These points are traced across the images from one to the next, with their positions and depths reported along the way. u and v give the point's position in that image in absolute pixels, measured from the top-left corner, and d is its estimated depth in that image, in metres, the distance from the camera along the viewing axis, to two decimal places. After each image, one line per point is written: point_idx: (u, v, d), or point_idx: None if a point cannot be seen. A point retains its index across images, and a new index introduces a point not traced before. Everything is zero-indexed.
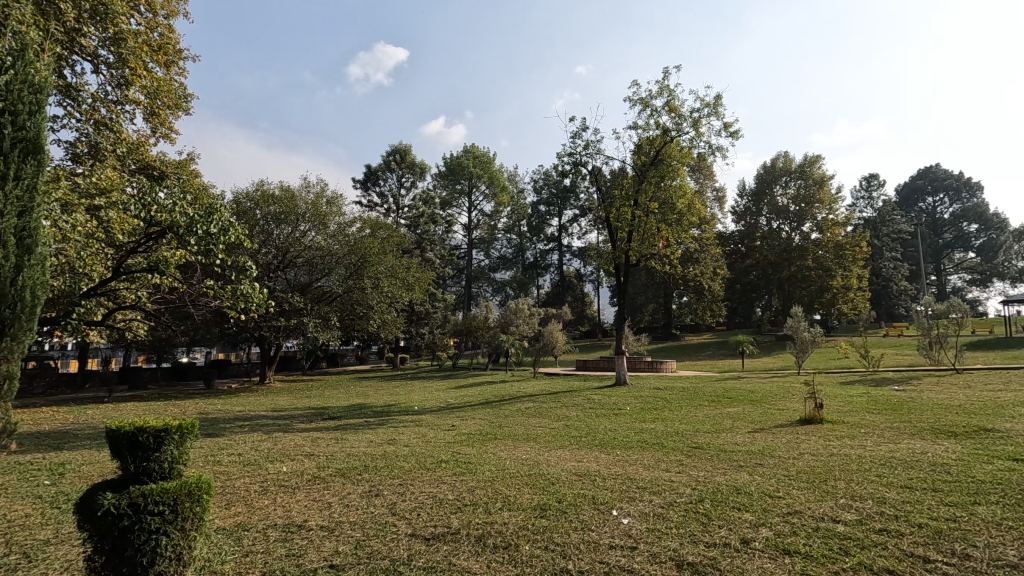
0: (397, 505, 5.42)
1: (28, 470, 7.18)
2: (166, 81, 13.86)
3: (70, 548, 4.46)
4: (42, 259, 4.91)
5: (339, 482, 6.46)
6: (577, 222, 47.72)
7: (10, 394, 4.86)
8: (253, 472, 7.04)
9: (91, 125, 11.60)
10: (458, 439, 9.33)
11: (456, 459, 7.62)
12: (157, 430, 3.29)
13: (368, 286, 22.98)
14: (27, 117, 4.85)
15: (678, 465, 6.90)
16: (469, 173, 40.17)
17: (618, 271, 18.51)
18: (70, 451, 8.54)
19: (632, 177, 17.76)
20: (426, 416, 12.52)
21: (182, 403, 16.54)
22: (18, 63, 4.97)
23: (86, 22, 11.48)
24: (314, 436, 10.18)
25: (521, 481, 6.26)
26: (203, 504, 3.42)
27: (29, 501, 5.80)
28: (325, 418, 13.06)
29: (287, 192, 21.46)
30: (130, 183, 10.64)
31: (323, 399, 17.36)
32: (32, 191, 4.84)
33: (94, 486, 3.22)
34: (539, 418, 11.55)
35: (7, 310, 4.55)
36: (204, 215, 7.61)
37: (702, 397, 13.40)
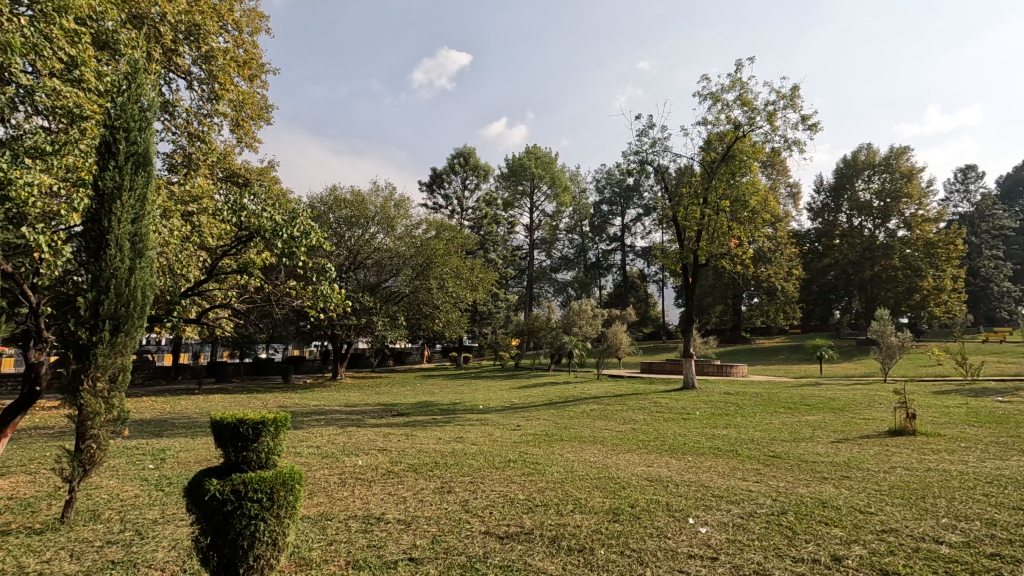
0: (470, 502, 5.51)
1: (134, 454, 7.88)
2: (249, 93, 14.77)
3: (176, 528, 4.85)
4: (151, 262, 5.35)
5: (411, 478, 6.64)
6: (641, 221, 46.64)
7: (124, 385, 5.18)
8: (332, 464, 7.39)
9: (185, 136, 12.58)
10: (526, 439, 9.35)
11: (524, 459, 7.66)
12: (255, 422, 3.52)
13: (433, 286, 23.49)
14: (139, 132, 5.34)
15: (755, 474, 6.62)
16: (531, 173, 40.21)
17: (686, 272, 17.98)
18: (169, 438, 9.29)
19: (701, 175, 17.25)
20: (492, 415, 12.67)
21: (264, 396, 17.63)
22: (131, 83, 5.44)
23: (182, 43, 12.44)
24: (384, 432, 10.50)
25: (591, 484, 6.20)
26: (296, 493, 3.58)
27: (137, 483, 6.36)
28: (393, 415, 13.42)
29: (358, 196, 22.46)
30: (219, 191, 11.45)
31: (391, 396, 17.93)
32: (143, 201, 5.32)
33: (200, 472, 3.48)
34: (605, 420, 11.41)
35: (123, 308, 5.02)
36: (289, 220, 8.04)
37: (777, 403, 12.80)
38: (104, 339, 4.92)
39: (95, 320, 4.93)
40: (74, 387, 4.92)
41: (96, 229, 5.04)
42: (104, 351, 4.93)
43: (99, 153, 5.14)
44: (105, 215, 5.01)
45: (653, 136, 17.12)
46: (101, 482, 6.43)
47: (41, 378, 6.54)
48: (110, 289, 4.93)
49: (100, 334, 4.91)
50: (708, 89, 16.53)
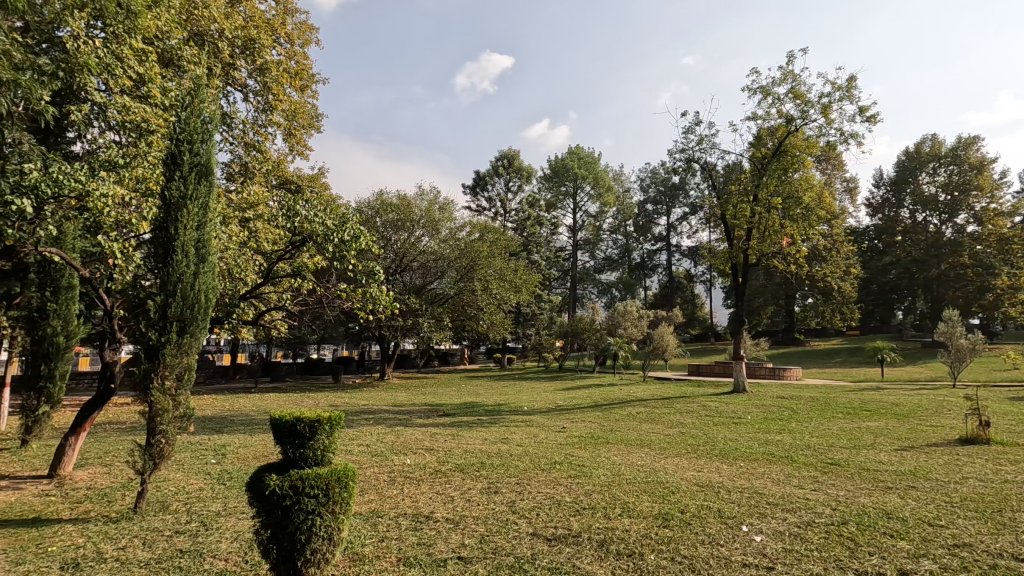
0: (517, 503, 5.53)
1: (197, 449, 8.31)
2: (300, 103, 15.32)
3: (237, 520, 5.08)
4: (213, 267, 5.64)
5: (458, 477, 6.73)
6: (687, 220, 45.58)
7: (188, 384, 5.46)
8: (381, 462, 7.58)
9: (242, 146, 13.17)
10: (571, 441, 9.30)
11: (570, 461, 7.62)
12: (312, 420, 3.65)
13: (478, 288, 23.68)
14: (202, 144, 5.63)
15: (812, 482, 6.35)
16: (574, 174, 39.99)
17: (736, 272, 17.47)
18: (229, 435, 9.74)
19: (750, 172, 16.71)
20: (537, 417, 12.66)
21: (316, 395, 18.22)
22: (193, 98, 5.74)
23: (238, 57, 13.05)
24: (431, 431, 10.65)
25: (639, 488, 6.11)
26: (350, 489, 3.68)
27: (201, 477, 6.70)
28: (440, 415, 13.62)
29: (403, 200, 22.93)
30: (273, 198, 11.93)
31: (437, 396, 18.18)
32: (206, 209, 5.61)
33: (260, 468, 3.63)
34: (652, 423, 11.22)
35: (188, 311, 5.33)
36: (339, 225, 8.30)
37: (835, 408, 12.25)
38: (172, 339, 5.23)
39: (163, 322, 5.25)
40: (145, 385, 5.25)
41: (164, 235, 5.35)
42: (172, 351, 5.24)
43: (166, 164, 5.45)
44: (171, 222, 5.32)
45: (700, 133, 16.72)
46: (169, 475, 6.81)
47: (114, 376, 6.92)
48: (177, 293, 5.24)
49: (168, 335, 5.23)
50: (758, 83, 16.00)
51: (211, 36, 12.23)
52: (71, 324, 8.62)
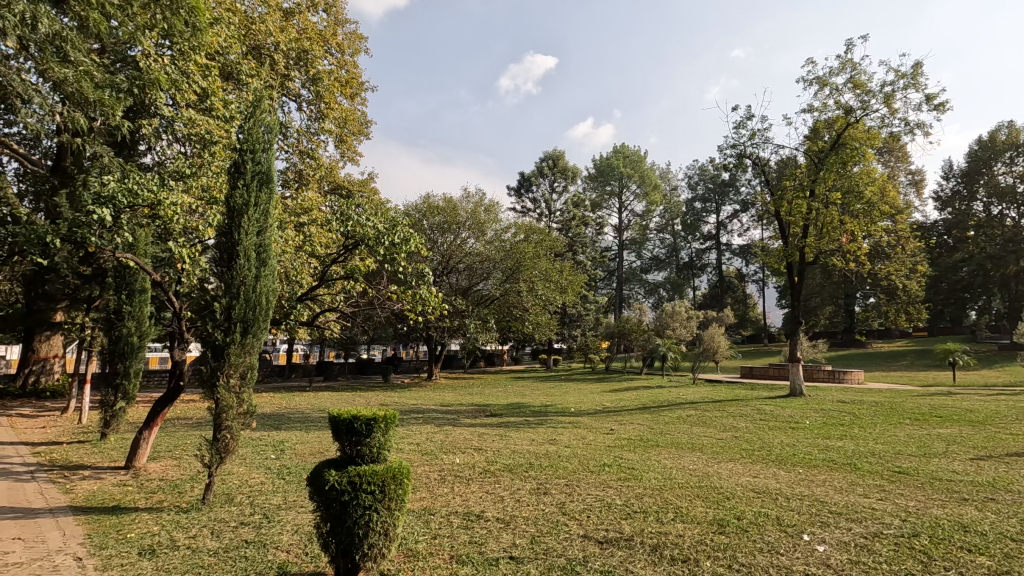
0: (567, 505, 5.51)
1: (258, 445, 8.69)
2: (351, 110, 15.79)
3: (297, 514, 5.29)
4: (274, 271, 5.89)
5: (507, 477, 6.77)
6: (738, 218, 44.15)
7: (251, 382, 5.70)
8: (432, 461, 7.70)
9: (296, 154, 13.69)
10: (620, 443, 9.19)
11: (619, 464, 7.52)
12: (368, 418, 3.76)
13: (523, 289, 23.74)
14: (263, 153, 5.89)
15: (879, 491, 6.03)
16: (619, 173, 39.50)
17: (791, 271, 16.82)
18: (286, 431, 10.13)
19: (806, 166, 16.04)
20: (584, 418, 12.57)
21: (367, 394, 18.69)
22: (255, 109, 6.02)
23: (293, 68, 13.59)
24: (479, 431, 10.75)
25: (692, 493, 5.96)
26: (405, 487, 3.76)
27: (262, 471, 7.02)
28: (487, 415, 13.72)
29: (450, 202, 23.26)
30: (326, 203, 12.34)
31: (484, 397, 18.33)
32: (266, 215, 5.87)
33: (320, 463, 3.77)
34: (703, 427, 10.94)
35: (251, 312, 5.60)
36: (389, 229, 8.48)
37: (901, 413, 11.59)
38: (236, 340, 5.52)
39: (229, 324, 5.54)
40: (213, 382, 5.54)
41: (228, 241, 5.64)
42: (235, 351, 5.53)
43: (231, 173, 5.75)
44: (235, 228, 5.61)
45: (752, 128, 16.19)
46: (233, 469, 7.16)
47: (183, 374, 7.30)
48: (240, 295, 5.53)
49: (233, 336, 5.51)
50: (813, 73, 15.36)
51: (268, 49, 12.80)
52: (144, 325, 9.18)
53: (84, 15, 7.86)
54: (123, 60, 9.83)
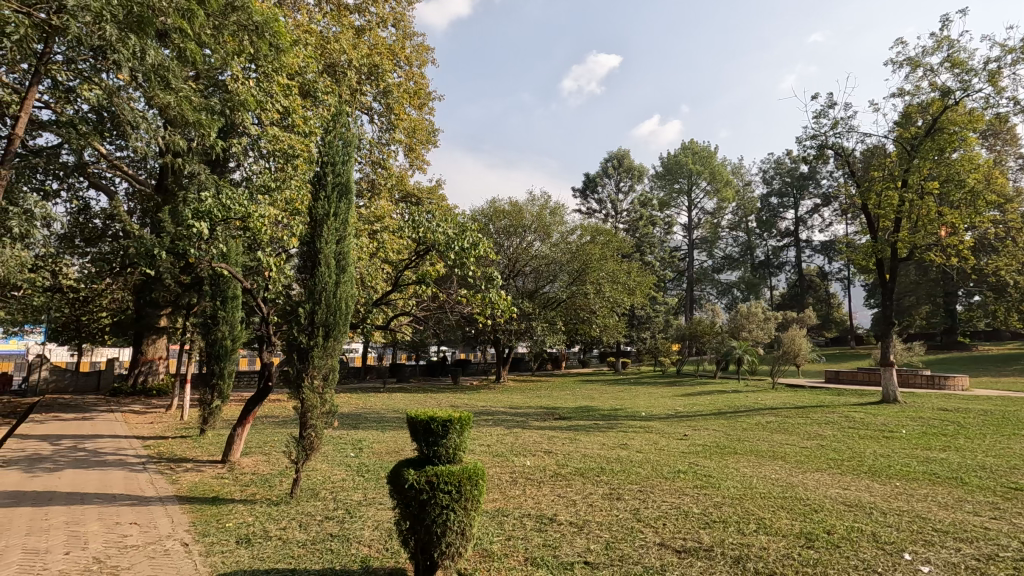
0: (641, 511, 5.39)
1: (339, 443, 9.14)
2: (419, 120, 16.26)
3: (378, 511, 5.51)
4: (352, 276, 6.18)
5: (578, 481, 6.71)
6: (819, 213, 41.53)
7: (333, 384, 5.99)
8: (503, 462, 7.79)
9: (369, 164, 14.28)
10: (694, 449, 8.88)
11: (695, 471, 7.27)
12: (444, 420, 3.86)
13: (590, 291, 23.52)
14: (342, 165, 6.20)
15: (991, 508, 5.47)
16: (688, 170, 38.29)
17: (881, 268, 15.63)
18: (364, 431, 10.58)
19: (897, 155, 14.86)
20: (655, 423, 12.28)
21: (438, 396, 19.17)
22: (334, 123, 6.35)
23: (365, 83, 14.21)
24: (548, 434, 10.73)
25: (775, 504, 5.66)
26: (480, 488, 3.82)
27: (343, 468, 7.37)
28: (556, 418, 13.70)
29: (515, 206, 23.43)
30: (397, 211, 12.79)
31: (552, 399, 18.29)
32: (345, 224, 6.18)
33: (399, 462, 3.91)
34: (785, 434, 10.37)
35: (332, 317, 5.91)
36: (459, 234, 8.65)
37: (1015, 423, 10.48)
38: (319, 342, 5.83)
39: (312, 327, 5.88)
40: (299, 383, 5.88)
41: (311, 249, 5.99)
42: (319, 354, 5.85)
43: (313, 185, 6.10)
44: (317, 237, 5.95)
45: (834, 117, 15.20)
46: (317, 465, 7.56)
47: (271, 375, 7.79)
48: (322, 300, 5.87)
49: (316, 339, 5.84)
50: (904, 54, 14.22)
51: (342, 66, 13.49)
52: (236, 329, 9.88)
53: (182, 46, 8.58)
54: (215, 84, 10.64)
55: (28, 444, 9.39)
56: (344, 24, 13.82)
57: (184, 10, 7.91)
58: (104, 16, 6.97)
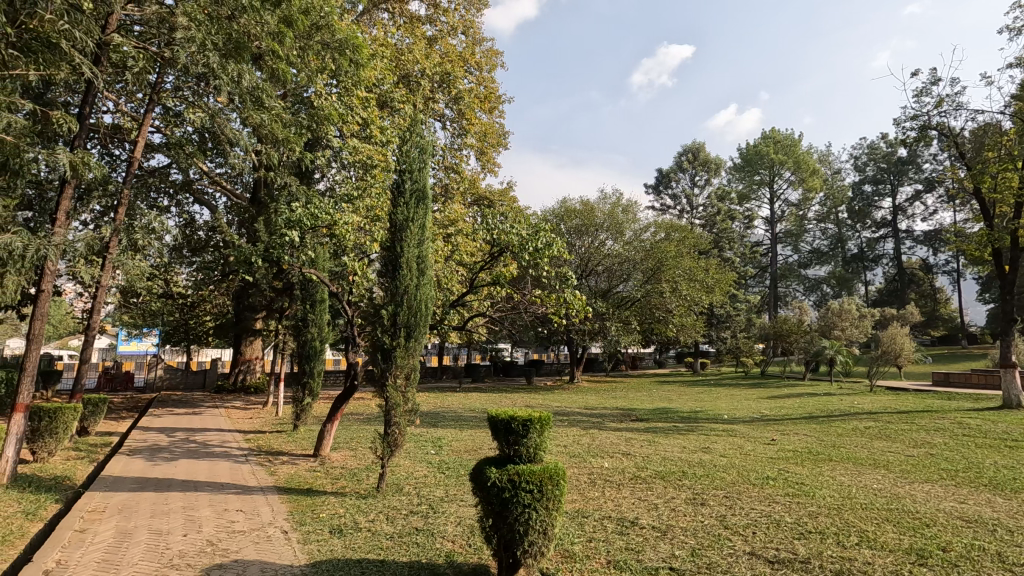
0: (728, 518, 5.17)
1: (420, 441, 9.45)
2: (490, 124, 16.47)
3: (459, 507, 5.64)
4: (430, 279, 6.36)
5: (659, 485, 6.52)
6: (921, 200, 37.89)
7: (414, 382, 6.19)
8: (580, 463, 7.74)
9: (443, 170, 14.66)
10: (783, 455, 8.38)
11: (786, 478, 6.86)
12: (524, 419, 3.89)
13: (666, 290, 22.92)
14: (419, 171, 6.42)
15: None
16: (769, 160, 36.28)
17: (998, 258, 14.01)
18: (442, 429, 10.86)
19: (1016, 132, 13.29)
20: (739, 426, 11.74)
21: (514, 396, 19.30)
22: (410, 131, 6.58)
23: (437, 91, 14.63)
24: (626, 436, 10.54)
25: (879, 516, 5.23)
26: (561, 488, 3.80)
27: (424, 465, 7.62)
28: (633, 419, 13.44)
29: (586, 205, 23.24)
30: (470, 215, 13.03)
31: (628, 400, 17.94)
32: (423, 228, 6.39)
33: (481, 461, 3.98)
34: (887, 441, 9.57)
35: (413, 319, 6.13)
36: (532, 234, 8.66)
37: None
38: (401, 342, 6.06)
39: (394, 328, 6.12)
40: (383, 382, 6.14)
41: (392, 253, 6.25)
42: (401, 353, 6.07)
43: (393, 193, 6.37)
44: (398, 242, 6.20)
45: (938, 94, 13.85)
46: (399, 461, 7.86)
47: (357, 375, 8.17)
48: (404, 302, 6.11)
49: (398, 339, 6.07)
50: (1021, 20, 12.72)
51: (416, 76, 14.00)
52: (324, 331, 10.46)
53: (274, 67, 9.25)
54: (301, 101, 11.34)
55: (148, 435, 10.43)
56: (417, 35, 14.33)
57: (275, 33, 8.52)
58: (208, 45, 7.62)
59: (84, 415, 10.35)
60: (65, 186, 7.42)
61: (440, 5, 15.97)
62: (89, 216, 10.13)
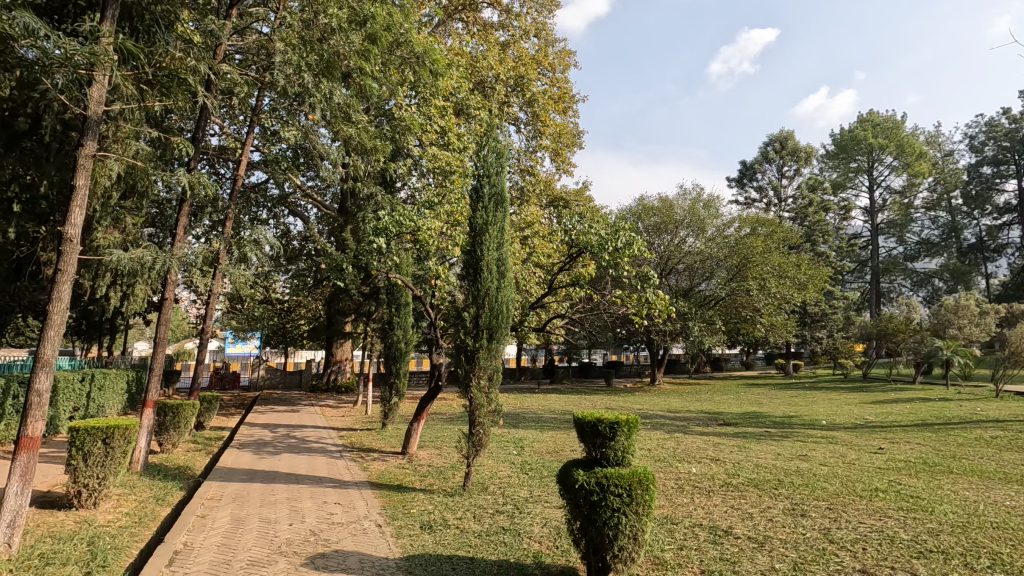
0: (833, 532, 4.80)
1: (502, 441, 9.56)
2: (564, 124, 16.37)
3: (544, 509, 5.65)
4: (511, 281, 6.44)
5: (754, 494, 6.20)
6: None
7: (497, 384, 6.28)
8: (667, 468, 7.50)
9: (518, 172, 14.78)
10: (894, 466, 7.68)
11: (898, 491, 6.27)
12: (611, 421, 3.83)
13: (753, 287, 21.73)
14: (496, 175, 6.51)
15: None
16: (867, 145, 33.48)
17: None
18: (523, 430, 10.92)
19: None
20: (840, 433, 10.89)
21: (593, 398, 19.04)
22: (488, 135, 6.68)
23: (511, 95, 14.81)
24: (714, 441, 10.09)
25: (1017, 538, 4.65)
26: (650, 493, 3.70)
27: (507, 465, 7.70)
28: (720, 423, 12.84)
29: (665, 202, 22.55)
30: (547, 215, 13.03)
31: (714, 404, 17.15)
32: (502, 231, 6.48)
33: (568, 463, 3.97)
34: (1019, 453, 8.50)
35: (495, 321, 6.23)
36: (612, 234, 8.49)
37: None
38: (484, 344, 6.17)
39: (477, 331, 6.25)
40: (467, 383, 6.29)
41: (473, 257, 6.38)
42: (484, 355, 6.19)
43: (473, 198, 6.52)
44: (479, 245, 6.34)
45: None
46: (483, 460, 8.01)
47: (441, 376, 8.41)
48: (485, 304, 6.22)
49: (481, 341, 6.19)
50: None
51: (490, 81, 14.25)
52: (408, 333, 10.85)
53: (361, 82, 9.78)
54: (384, 113, 11.88)
55: (254, 430, 11.30)
56: (491, 41, 14.60)
57: (361, 51, 9.03)
58: (302, 67, 8.19)
59: (201, 411, 11.40)
60: (183, 204, 8.23)
61: (512, 10, 16.13)
62: (202, 230, 11.16)
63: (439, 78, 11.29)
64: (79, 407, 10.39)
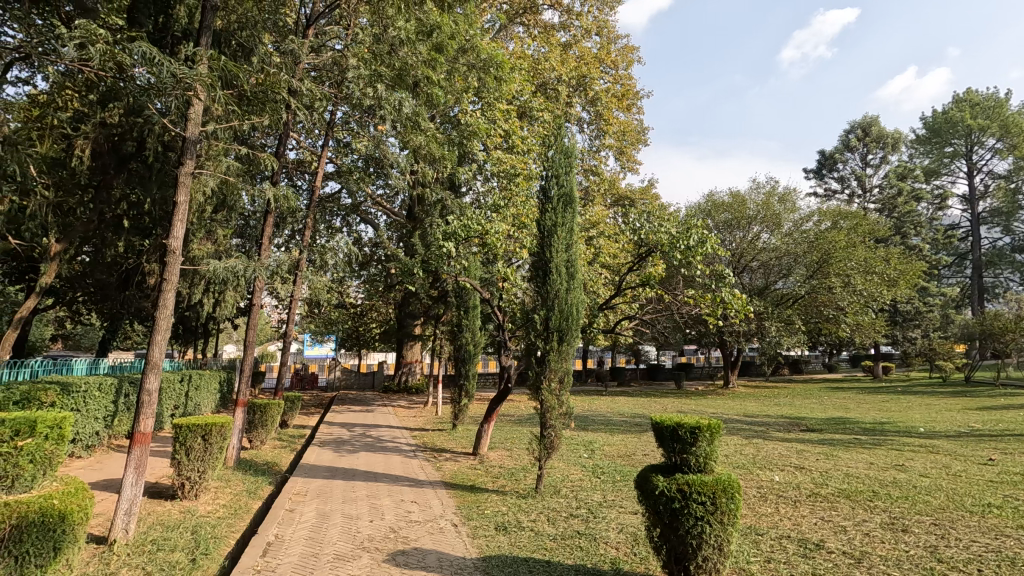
0: (942, 550, 4.40)
1: (571, 444, 9.47)
2: (628, 122, 16.07)
3: (619, 514, 5.53)
4: (580, 283, 6.36)
5: (847, 506, 5.78)
6: None
7: (568, 387, 6.21)
8: (747, 476, 7.16)
9: (582, 172, 14.66)
10: (1009, 479, 6.94)
11: (1016, 507, 5.66)
12: (692, 426, 3.70)
13: (836, 284, 20.38)
14: (565, 176, 6.48)
15: None
16: (965, 127, 30.68)
17: None
18: (592, 433, 10.79)
19: None
20: (942, 442, 9.98)
21: (664, 401, 18.52)
22: (556, 135, 6.65)
23: (574, 95, 14.74)
24: (797, 448, 9.53)
25: None
26: (735, 502, 3.54)
27: (578, 468, 7.63)
28: (803, 429, 12.13)
29: (737, 197, 21.72)
30: (612, 215, 12.84)
31: (795, 408, 16.24)
32: (570, 233, 6.42)
33: (647, 468, 3.87)
34: None
35: (565, 323, 6.18)
36: (683, 232, 8.21)
37: None
38: (554, 346, 6.14)
39: (547, 333, 6.21)
40: (537, 385, 6.26)
41: (541, 259, 6.39)
42: (555, 357, 6.15)
43: (541, 200, 6.52)
44: (547, 247, 6.33)
45: None
46: (553, 463, 7.97)
47: (510, 378, 8.45)
48: (555, 306, 6.19)
49: (551, 343, 6.16)
50: None
51: (552, 82, 14.24)
52: (477, 335, 10.99)
53: (428, 90, 10.03)
54: (449, 120, 12.13)
55: (332, 429, 11.83)
56: (552, 43, 14.62)
57: (427, 60, 9.27)
58: (374, 80, 8.51)
59: (285, 410, 12.06)
60: (267, 215, 8.75)
61: (573, 10, 16.05)
62: (283, 239, 11.82)
63: (503, 83, 11.41)
64: (179, 405, 11.27)
